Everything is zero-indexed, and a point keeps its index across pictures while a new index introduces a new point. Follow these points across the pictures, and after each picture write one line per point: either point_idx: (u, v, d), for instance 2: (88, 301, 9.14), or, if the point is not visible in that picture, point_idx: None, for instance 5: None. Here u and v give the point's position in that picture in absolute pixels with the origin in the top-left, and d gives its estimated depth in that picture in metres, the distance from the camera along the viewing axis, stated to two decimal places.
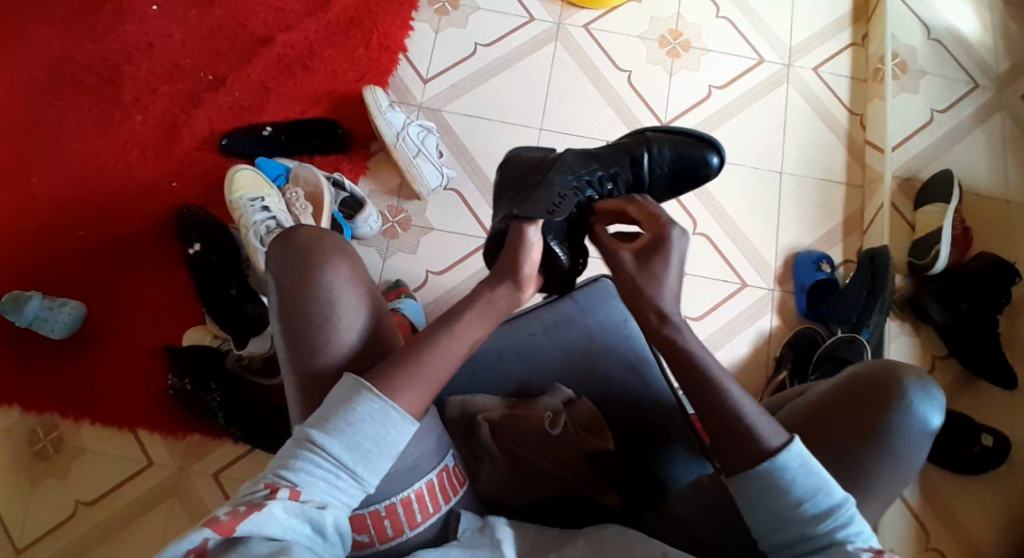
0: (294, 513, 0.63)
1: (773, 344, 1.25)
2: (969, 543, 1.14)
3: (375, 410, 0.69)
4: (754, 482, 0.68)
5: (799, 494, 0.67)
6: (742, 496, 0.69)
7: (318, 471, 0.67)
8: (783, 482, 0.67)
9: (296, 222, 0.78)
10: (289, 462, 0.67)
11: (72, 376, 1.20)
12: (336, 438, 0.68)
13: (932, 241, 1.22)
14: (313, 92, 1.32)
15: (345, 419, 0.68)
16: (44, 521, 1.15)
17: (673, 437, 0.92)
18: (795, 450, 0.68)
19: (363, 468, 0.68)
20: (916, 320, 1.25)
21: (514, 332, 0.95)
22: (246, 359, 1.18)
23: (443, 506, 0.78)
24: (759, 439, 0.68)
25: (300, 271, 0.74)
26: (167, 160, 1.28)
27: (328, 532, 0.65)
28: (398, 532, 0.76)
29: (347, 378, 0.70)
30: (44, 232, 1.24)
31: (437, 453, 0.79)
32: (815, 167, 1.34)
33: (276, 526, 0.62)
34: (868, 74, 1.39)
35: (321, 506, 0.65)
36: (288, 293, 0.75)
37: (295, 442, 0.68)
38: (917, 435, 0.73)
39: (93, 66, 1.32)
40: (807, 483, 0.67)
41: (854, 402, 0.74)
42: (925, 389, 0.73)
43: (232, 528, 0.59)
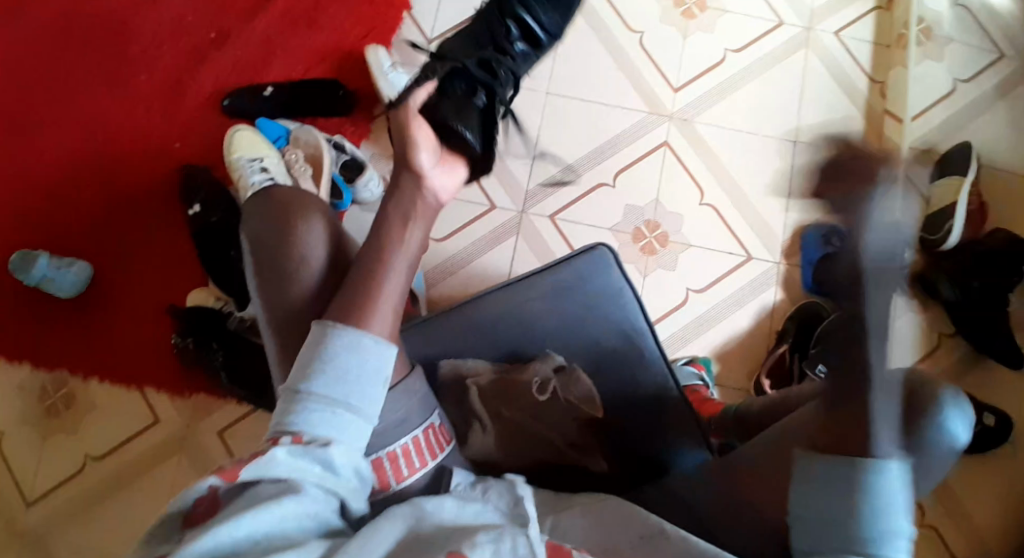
0: (299, 454, 0.64)
1: (776, 319, 1.24)
2: (964, 520, 1.14)
3: (348, 341, 0.69)
4: (831, 470, 0.67)
5: (871, 496, 0.65)
6: (815, 481, 0.68)
7: (315, 413, 0.66)
8: (863, 483, 0.65)
9: (271, 187, 0.84)
10: (286, 415, 0.66)
11: (80, 334, 1.23)
12: (322, 378, 0.67)
13: (946, 216, 1.18)
14: (316, 52, 1.30)
15: (324, 357, 0.68)
16: (54, 474, 1.19)
17: (666, 412, 0.91)
18: (896, 468, 0.68)
19: (356, 398, 0.67)
20: (924, 297, 1.23)
21: (510, 298, 0.94)
22: (248, 320, 1.19)
23: (429, 462, 0.78)
24: (874, 441, 0.68)
25: (278, 225, 0.80)
26: (172, 120, 1.28)
27: (338, 468, 0.65)
28: (385, 485, 0.75)
29: (314, 324, 0.70)
30: (51, 191, 1.25)
31: (419, 411, 0.79)
32: (831, 136, 1.30)
33: (282, 467, 0.63)
34: (892, 39, 1.34)
35: (325, 444, 0.65)
36: (261, 248, 0.79)
37: (286, 397, 0.67)
38: (942, 455, 0.72)
39: (96, 22, 1.30)
40: (884, 500, 0.67)
41: None
42: (959, 406, 0.73)
43: (238, 474, 0.62)
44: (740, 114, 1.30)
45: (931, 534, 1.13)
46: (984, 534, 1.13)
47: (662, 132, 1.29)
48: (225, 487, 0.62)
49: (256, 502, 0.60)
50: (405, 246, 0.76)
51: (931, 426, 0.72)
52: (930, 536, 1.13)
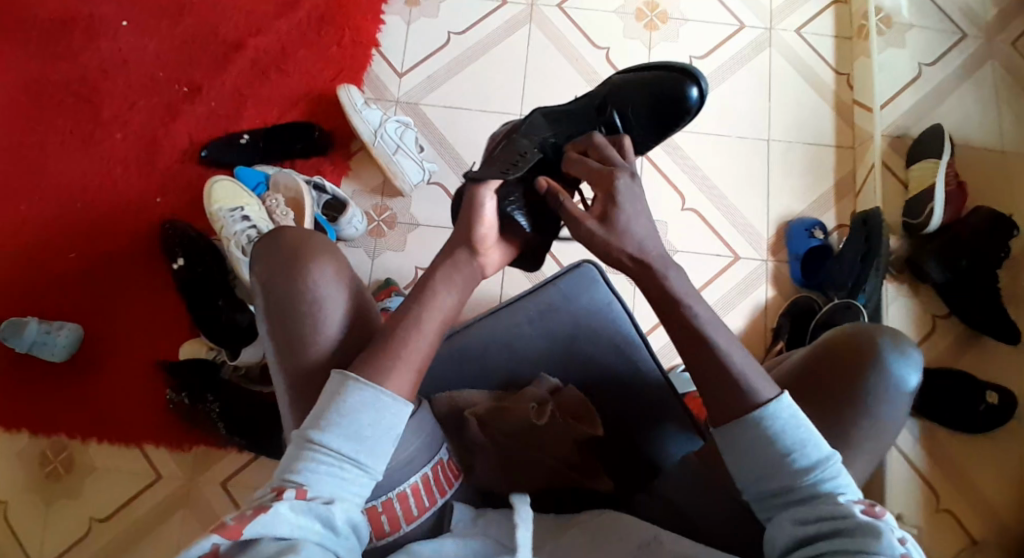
0: (302, 511, 0.63)
1: (769, 315, 1.23)
2: (980, 502, 1.12)
3: (366, 397, 0.68)
4: (745, 433, 0.69)
5: (788, 444, 0.68)
6: (728, 446, 0.70)
7: (322, 467, 0.66)
8: (773, 436, 0.68)
9: (282, 226, 0.80)
10: (293, 464, 0.66)
11: (75, 397, 1.22)
12: (335, 431, 0.67)
13: (924, 199, 1.19)
14: (289, 95, 1.32)
15: (341, 410, 0.68)
16: (61, 540, 1.17)
17: (662, 417, 0.91)
18: (785, 404, 0.69)
19: (367, 456, 0.67)
20: (915, 281, 1.22)
21: (500, 324, 0.94)
22: (242, 368, 1.20)
23: (439, 500, 0.78)
24: (751, 394, 0.69)
25: (285, 270, 0.76)
26: (151, 175, 1.28)
27: (338, 526, 0.64)
28: (395, 528, 0.75)
29: (334, 373, 0.70)
30: (36, 257, 1.25)
31: (428, 448, 0.78)
32: (803, 132, 1.31)
33: (285, 525, 0.61)
34: (853, 31, 1.36)
35: (328, 501, 0.65)
36: (273, 291, 0.77)
37: (297, 444, 0.68)
38: (894, 394, 0.75)
39: (70, 87, 1.32)
40: (797, 435, 0.68)
41: (834, 362, 0.77)
42: (903, 351, 0.77)
43: (240, 532, 0.59)
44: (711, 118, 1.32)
45: (948, 518, 1.11)
46: (1000, 513, 1.12)
47: None
48: (227, 546, 0.59)
49: None
50: (439, 303, 0.75)
51: (874, 369, 0.76)
52: (947, 520, 1.11)
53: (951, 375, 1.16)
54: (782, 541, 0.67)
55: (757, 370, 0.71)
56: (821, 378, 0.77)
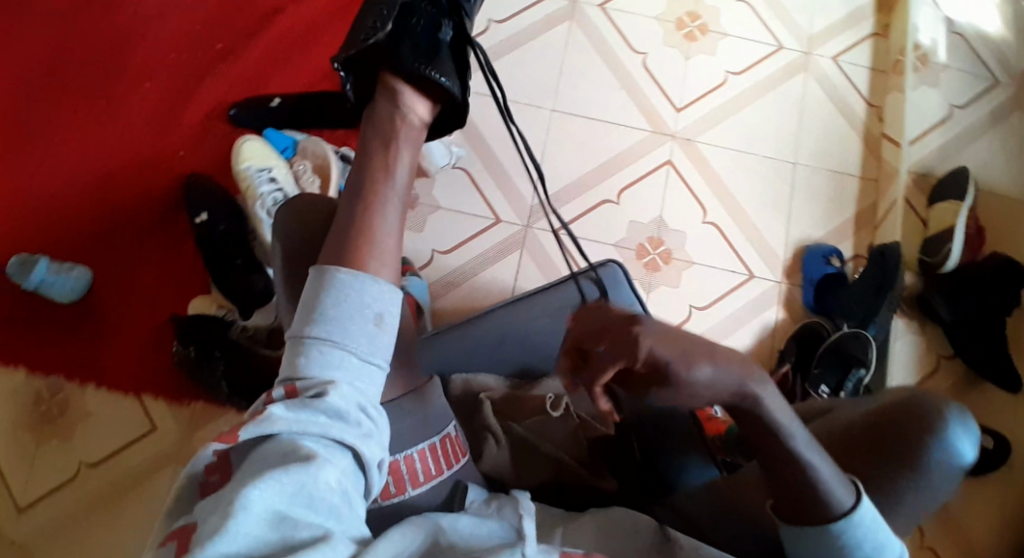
0: (298, 408, 0.61)
1: (778, 336, 1.24)
2: (965, 544, 1.14)
3: (343, 282, 0.69)
4: (819, 536, 0.66)
5: (864, 552, 0.66)
6: (799, 546, 0.67)
7: (314, 353, 0.65)
8: (849, 544, 0.65)
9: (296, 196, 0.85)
10: (290, 363, 0.65)
11: (77, 340, 1.21)
12: (321, 322, 0.66)
13: (943, 239, 1.20)
14: (324, 64, 1.31)
15: (325, 301, 0.67)
16: (48, 481, 1.17)
17: (676, 435, 0.86)
18: (865, 509, 0.65)
19: (349, 335, 0.66)
20: (922, 318, 1.25)
21: (520, 314, 0.95)
22: (251, 329, 1.18)
23: (446, 471, 0.77)
24: (830, 503, 0.65)
25: (303, 229, 0.81)
26: (176, 128, 1.28)
27: (342, 411, 0.62)
28: (401, 490, 0.74)
29: (313, 271, 0.70)
30: (51, 196, 1.25)
31: (435, 420, 0.77)
32: (829, 160, 1.32)
33: (282, 423, 0.60)
34: (888, 65, 1.37)
35: (322, 387, 0.63)
36: (286, 255, 0.80)
37: (290, 345, 0.66)
38: (949, 471, 0.72)
39: (104, 30, 1.31)
40: (873, 541, 0.66)
41: (888, 428, 0.74)
42: (964, 423, 0.73)
43: (238, 437, 0.60)
44: (738, 136, 1.32)
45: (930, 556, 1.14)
46: (985, 557, 1.12)
47: (664, 151, 1.31)
48: (234, 450, 0.61)
49: (265, 462, 0.58)
50: (392, 185, 0.78)
51: (935, 441, 0.72)
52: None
53: None
54: None
55: (832, 467, 0.66)
56: (878, 441, 0.74)
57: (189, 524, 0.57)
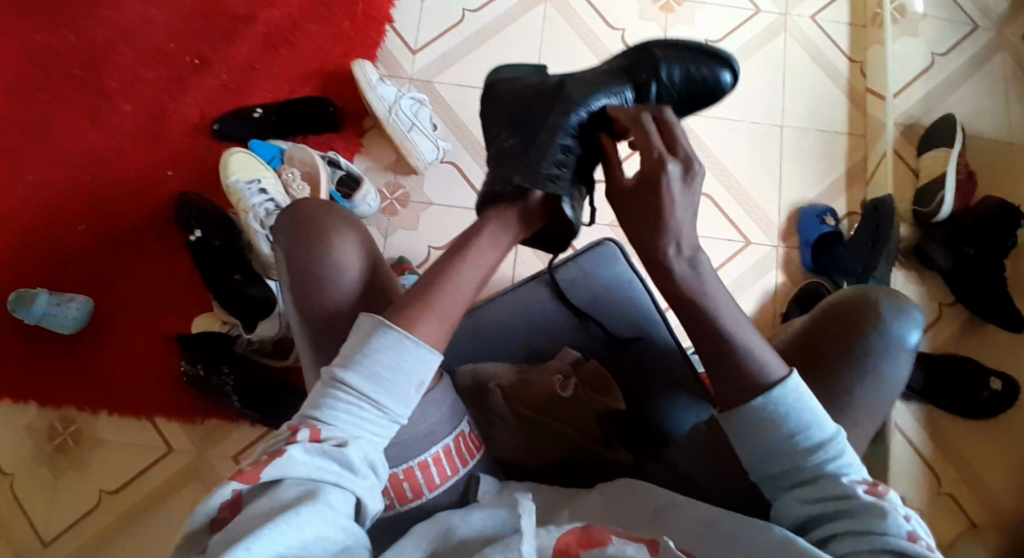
0: (316, 453, 0.65)
1: (779, 300, 1.25)
2: (980, 488, 1.15)
3: (388, 341, 0.70)
4: (750, 415, 0.70)
5: (792, 427, 0.69)
6: (734, 427, 0.71)
7: (342, 405, 0.68)
8: (777, 416, 0.69)
9: (302, 198, 0.82)
10: (318, 402, 0.68)
11: (84, 369, 1.22)
12: (359, 373, 0.69)
13: (935, 188, 1.20)
14: (303, 70, 1.31)
15: (366, 354, 0.69)
16: (70, 513, 1.18)
17: (674, 386, 0.92)
18: (792, 383, 0.70)
19: (384, 397, 0.69)
20: (921, 266, 1.24)
21: (517, 298, 0.97)
22: (256, 343, 1.19)
23: (460, 468, 0.79)
24: (760, 372, 0.70)
25: (309, 237, 0.79)
26: (161, 148, 1.27)
27: (355, 465, 0.66)
28: (418, 495, 0.77)
29: (363, 318, 0.71)
30: (44, 229, 1.25)
31: (445, 424, 0.79)
32: (817, 120, 1.32)
33: (300, 468, 0.63)
34: (867, 20, 1.36)
35: (342, 443, 0.66)
36: (296, 264, 0.79)
37: (323, 383, 0.69)
38: (894, 355, 0.76)
39: (79, 56, 1.30)
40: (800, 418, 0.69)
41: (829, 324, 0.78)
42: (902, 312, 0.77)
43: (258, 477, 0.62)
44: (725, 104, 1.32)
45: (947, 502, 1.14)
46: (999, 497, 1.14)
47: None
48: (247, 489, 0.62)
49: (278, 507, 0.60)
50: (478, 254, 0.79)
51: (874, 330, 0.76)
52: (948, 504, 1.14)
53: (956, 362, 1.18)
54: (788, 519, 0.69)
55: (769, 351, 0.72)
56: (824, 339, 0.77)
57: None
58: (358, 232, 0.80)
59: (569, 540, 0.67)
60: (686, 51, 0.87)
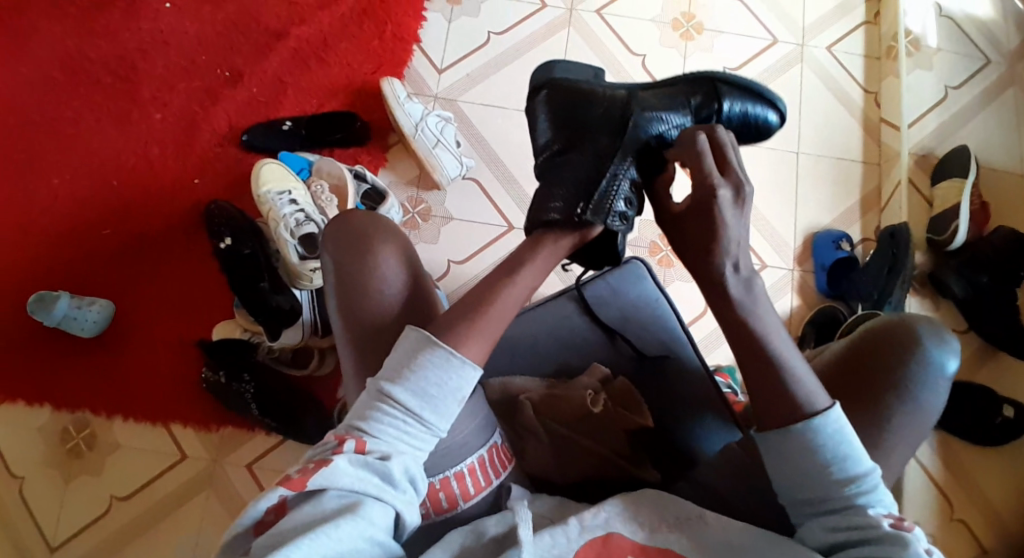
0: (359, 465, 0.66)
1: (794, 323, 1.26)
2: (993, 514, 1.15)
3: (435, 358, 0.70)
4: (786, 441, 0.71)
5: (829, 456, 0.70)
6: (772, 450, 0.73)
7: (388, 418, 0.69)
8: (816, 443, 0.70)
9: (349, 209, 0.84)
10: (364, 413, 0.69)
11: (101, 374, 1.22)
12: (404, 388, 0.69)
13: (949, 216, 1.23)
14: (330, 85, 1.33)
15: (412, 371, 0.70)
16: (80, 518, 1.17)
17: (702, 405, 0.93)
18: (834, 414, 0.71)
19: (429, 413, 0.70)
20: (936, 296, 1.25)
21: (547, 315, 0.97)
22: (276, 351, 1.21)
23: (494, 480, 0.79)
24: (803, 401, 0.72)
25: (356, 248, 0.81)
26: (188, 156, 1.29)
27: (396, 480, 0.67)
28: (453, 505, 0.77)
29: (410, 331, 0.72)
30: (68, 233, 1.26)
31: (476, 434, 0.79)
32: (832, 147, 1.35)
33: (345, 479, 0.65)
34: (882, 52, 1.40)
35: (385, 456, 0.67)
36: (343, 273, 0.81)
37: (369, 394, 0.70)
38: (937, 385, 0.77)
39: (110, 65, 1.32)
40: (838, 448, 0.70)
41: (870, 351, 0.79)
42: (942, 340, 0.78)
43: (304, 486, 0.63)
44: None
45: (960, 528, 1.14)
46: (1011, 525, 1.14)
47: None
48: (292, 495, 0.64)
49: (316, 519, 0.62)
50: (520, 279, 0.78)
51: (915, 357, 0.77)
52: (961, 530, 1.14)
53: (970, 388, 1.19)
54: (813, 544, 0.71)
55: (814, 380, 0.73)
56: (867, 368, 0.79)
57: None
58: (404, 244, 0.82)
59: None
60: (743, 92, 0.87)
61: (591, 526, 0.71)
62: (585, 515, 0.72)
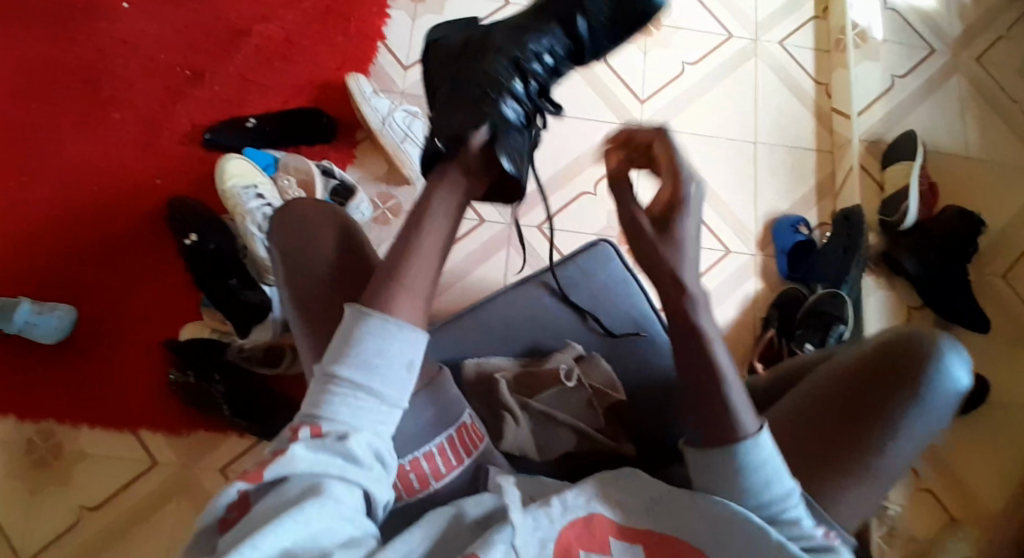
0: (318, 449, 0.63)
1: (759, 305, 1.30)
2: (956, 482, 1.20)
3: (376, 328, 0.67)
4: (721, 464, 0.68)
5: (764, 481, 0.68)
6: (703, 471, 0.70)
7: (339, 399, 0.65)
8: (749, 471, 0.68)
9: (294, 198, 0.85)
10: (315, 398, 0.66)
11: (65, 380, 1.18)
12: (350, 364, 0.66)
13: (900, 198, 1.28)
14: (296, 83, 1.33)
15: (356, 346, 0.66)
16: (46, 531, 1.12)
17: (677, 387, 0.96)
18: (766, 440, 0.68)
19: (378, 383, 0.66)
20: (890, 274, 1.30)
21: (514, 300, 0.98)
22: (247, 349, 1.17)
23: (466, 459, 0.79)
24: (735, 428, 0.67)
25: (306, 236, 0.83)
26: (151, 157, 1.27)
27: (358, 457, 0.64)
28: (425, 485, 0.77)
29: (349, 308, 0.68)
30: (25, 237, 1.22)
31: (448, 409, 0.80)
32: (787, 136, 1.40)
33: (303, 464, 0.63)
34: (831, 45, 1.46)
35: (342, 436, 0.64)
36: (294, 260, 0.82)
37: (317, 379, 0.67)
38: (949, 397, 0.79)
39: (67, 66, 1.30)
40: (770, 476, 0.68)
41: (890, 359, 0.80)
42: (958, 354, 0.80)
43: (262, 477, 0.62)
44: (701, 120, 1.39)
45: (926, 496, 1.18)
46: (973, 490, 1.19)
47: None
48: (253, 489, 0.63)
49: (279, 508, 0.61)
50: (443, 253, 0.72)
51: (933, 370, 0.79)
52: (926, 498, 1.19)
53: None
54: None
55: (743, 397, 0.69)
56: (883, 377, 0.80)
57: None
58: (352, 230, 0.84)
59: (570, 539, 0.69)
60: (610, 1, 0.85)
61: (573, 508, 0.71)
62: (567, 496, 0.71)
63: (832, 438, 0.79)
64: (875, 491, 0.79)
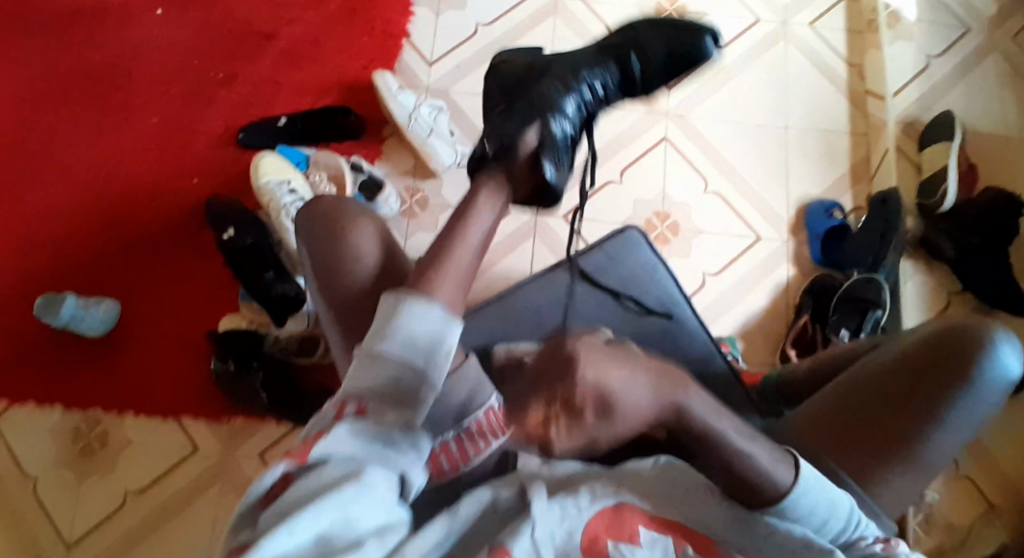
0: (359, 432, 0.63)
1: (791, 293, 1.28)
2: (1002, 474, 1.16)
3: (420, 311, 0.68)
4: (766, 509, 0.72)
5: (810, 516, 0.72)
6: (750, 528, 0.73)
7: (382, 378, 0.66)
8: (797, 510, 0.72)
9: (319, 194, 0.88)
10: (358, 376, 0.66)
11: (109, 373, 1.22)
12: (392, 343, 0.67)
13: (937, 182, 1.25)
14: (325, 82, 1.35)
15: (396, 327, 0.68)
16: (93, 516, 1.17)
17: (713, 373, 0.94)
18: (799, 476, 0.72)
19: (423, 365, 0.67)
20: (929, 260, 1.27)
21: (542, 287, 0.99)
22: (282, 341, 1.20)
23: (493, 443, 0.78)
24: (765, 478, 0.71)
25: (330, 228, 0.85)
26: (187, 157, 1.31)
27: (398, 441, 0.64)
28: (455, 467, 0.78)
29: (388, 293, 0.69)
30: (70, 237, 1.27)
31: (474, 394, 0.79)
32: (818, 120, 1.37)
33: (345, 448, 0.62)
34: (862, 26, 1.43)
35: (384, 419, 0.64)
36: (318, 252, 0.85)
37: (359, 358, 0.68)
38: (998, 385, 0.77)
39: (107, 72, 1.35)
40: (810, 506, 0.72)
41: (940, 348, 0.78)
42: (1007, 341, 0.78)
43: (306, 458, 0.61)
44: (729, 109, 1.37)
45: (968, 485, 1.15)
46: (1021, 481, 1.15)
47: (660, 129, 1.36)
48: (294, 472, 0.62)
49: (323, 491, 0.59)
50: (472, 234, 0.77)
51: (983, 358, 0.76)
52: (967, 486, 1.15)
53: None
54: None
55: (766, 451, 0.72)
56: (931, 367, 0.77)
57: (249, 540, 0.58)
58: (378, 219, 0.85)
59: (598, 527, 0.68)
60: None
61: (601, 497, 0.70)
62: (594, 486, 0.70)
63: (873, 433, 0.78)
64: (917, 482, 0.78)
